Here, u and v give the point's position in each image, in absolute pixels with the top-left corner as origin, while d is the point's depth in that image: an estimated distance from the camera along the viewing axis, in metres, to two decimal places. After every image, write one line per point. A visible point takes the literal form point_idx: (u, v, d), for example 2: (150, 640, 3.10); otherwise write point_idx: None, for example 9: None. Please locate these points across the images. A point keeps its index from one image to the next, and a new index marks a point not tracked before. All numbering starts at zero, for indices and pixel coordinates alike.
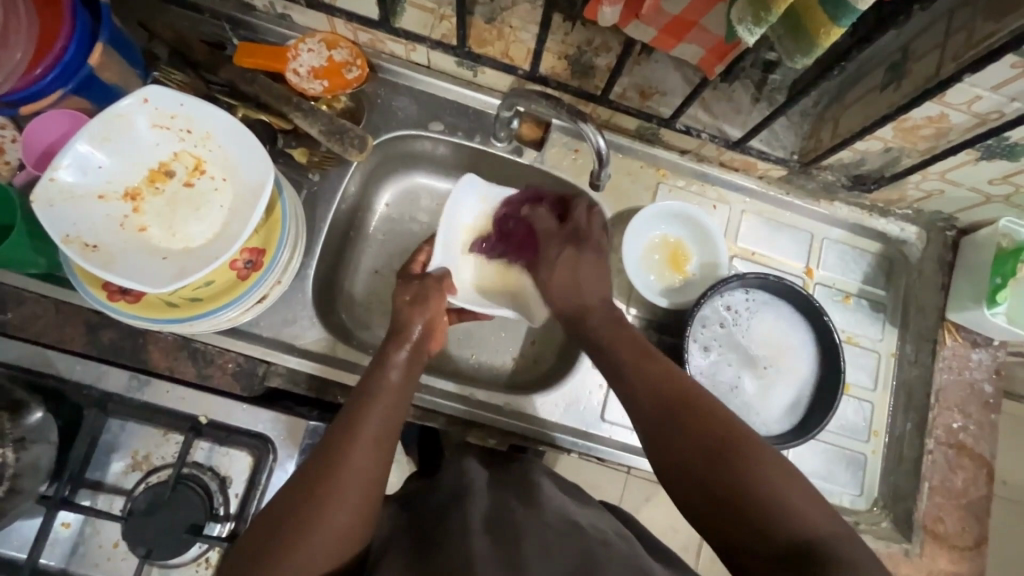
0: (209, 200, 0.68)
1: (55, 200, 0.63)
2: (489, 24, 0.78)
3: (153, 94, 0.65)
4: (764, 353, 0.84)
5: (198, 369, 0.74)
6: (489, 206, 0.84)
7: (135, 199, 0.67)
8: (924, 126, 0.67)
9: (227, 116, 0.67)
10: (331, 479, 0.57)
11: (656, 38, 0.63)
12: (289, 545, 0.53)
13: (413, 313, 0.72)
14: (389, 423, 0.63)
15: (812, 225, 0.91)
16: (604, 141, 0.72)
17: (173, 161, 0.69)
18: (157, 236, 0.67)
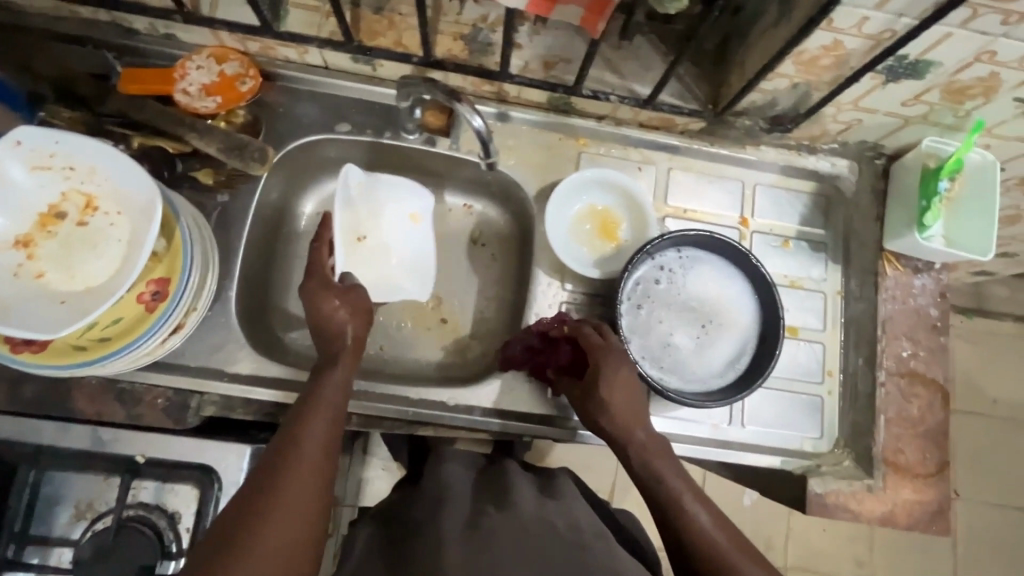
0: (103, 236, 0.66)
1: None
2: (377, 14, 0.77)
3: (25, 136, 0.63)
4: (701, 308, 0.83)
5: (127, 411, 0.73)
6: (363, 197, 0.85)
7: (27, 245, 0.65)
8: (822, 56, 0.65)
9: (105, 146, 0.64)
10: (279, 499, 0.56)
11: (531, 4, 0.60)
12: (236, 560, 0.51)
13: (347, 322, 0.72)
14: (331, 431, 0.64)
15: (742, 173, 0.89)
16: (480, 120, 0.70)
17: (62, 202, 0.66)
18: (55, 281, 0.65)
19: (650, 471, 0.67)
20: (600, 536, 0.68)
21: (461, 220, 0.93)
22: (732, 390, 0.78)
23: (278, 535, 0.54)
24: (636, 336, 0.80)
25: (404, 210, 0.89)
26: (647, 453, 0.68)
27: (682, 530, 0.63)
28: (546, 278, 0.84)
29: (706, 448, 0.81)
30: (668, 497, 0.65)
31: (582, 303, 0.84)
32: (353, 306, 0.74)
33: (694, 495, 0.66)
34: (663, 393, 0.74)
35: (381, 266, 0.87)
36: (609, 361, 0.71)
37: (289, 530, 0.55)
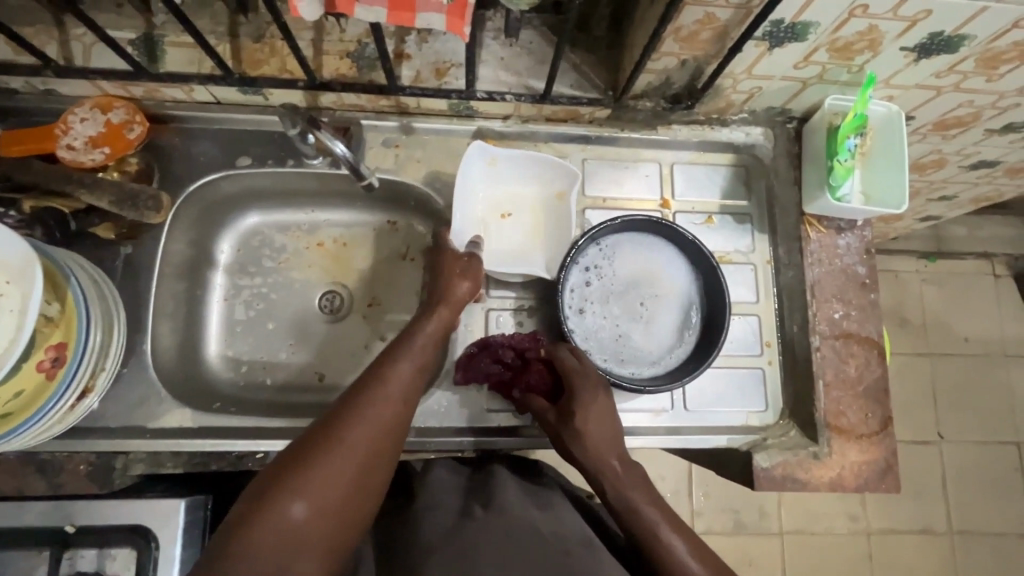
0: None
1: None
2: (258, 43, 0.76)
3: None
4: (643, 291, 0.81)
5: (51, 481, 0.71)
6: (496, 168, 0.83)
7: None
8: (700, 31, 0.64)
9: None
10: (364, 416, 0.59)
11: (390, 16, 0.58)
12: (305, 472, 0.54)
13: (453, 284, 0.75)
14: (418, 381, 0.66)
15: (658, 154, 0.87)
16: (342, 149, 0.73)
17: None
18: None
19: (625, 504, 0.65)
20: (584, 542, 0.60)
21: (385, 238, 0.92)
22: (692, 365, 0.77)
23: (357, 442, 0.57)
24: (583, 336, 0.79)
25: (546, 189, 0.85)
26: (622, 484, 0.66)
27: (657, 563, 0.61)
28: None
29: (654, 437, 0.79)
30: (643, 528, 0.63)
31: (512, 308, 0.82)
32: (470, 274, 0.76)
33: (673, 522, 0.64)
34: (623, 387, 0.74)
35: (514, 242, 0.85)
36: (587, 393, 0.70)
37: (366, 443, 0.58)
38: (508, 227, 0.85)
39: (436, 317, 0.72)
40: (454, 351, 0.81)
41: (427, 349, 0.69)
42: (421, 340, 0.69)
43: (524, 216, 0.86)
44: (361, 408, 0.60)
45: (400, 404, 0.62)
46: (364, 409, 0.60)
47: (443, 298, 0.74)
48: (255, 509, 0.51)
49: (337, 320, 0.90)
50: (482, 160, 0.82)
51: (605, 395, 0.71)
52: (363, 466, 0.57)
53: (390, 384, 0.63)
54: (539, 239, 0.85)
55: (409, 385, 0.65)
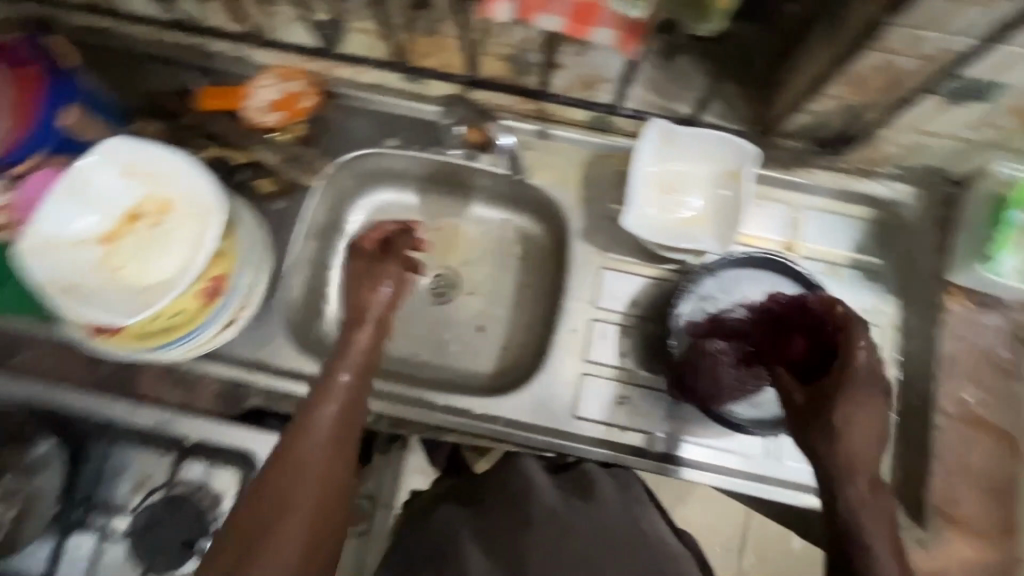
0: (175, 236, 0.72)
1: (38, 251, 0.69)
2: (429, 37, 0.82)
3: (112, 147, 0.70)
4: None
5: (183, 394, 0.80)
6: (669, 148, 0.79)
7: (111, 241, 0.72)
8: (875, 78, 0.63)
9: (181, 156, 0.71)
10: (307, 471, 0.60)
11: (567, 28, 0.61)
12: (271, 540, 0.56)
13: (371, 297, 0.71)
14: (332, 432, 0.63)
15: (789, 195, 0.84)
16: (509, 140, 0.83)
17: (143, 205, 0.73)
18: (132, 274, 0.72)
19: (852, 532, 0.55)
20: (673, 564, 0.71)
21: (500, 234, 0.96)
22: None
23: (300, 500, 0.59)
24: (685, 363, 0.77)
25: (718, 168, 0.80)
26: (861, 508, 0.56)
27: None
28: (579, 292, 0.83)
29: (740, 480, 0.78)
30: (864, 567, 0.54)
31: (619, 323, 0.83)
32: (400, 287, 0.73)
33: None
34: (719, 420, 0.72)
35: (682, 220, 0.80)
36: (862, 397, 0.59)
37: (308, 500, 0.59)
38: (678, 205, 0.80)
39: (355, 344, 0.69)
40: (552, 354, 0.81)
41: (349, 385, 0.66)
42: (352, 352, 0.68)
43: (693, 196, 0.81)
44: (273, 465, 0.60)
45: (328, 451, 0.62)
46: (292, 471, 0.60)
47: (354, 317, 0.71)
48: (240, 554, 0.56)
49: (441, 304, 0.94)
50: (659, 137, 0.78)
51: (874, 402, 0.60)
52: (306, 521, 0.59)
53: (304, 437, 0.62)
54: (706, 221, 0.80)
55: (332, 430, 0.63)
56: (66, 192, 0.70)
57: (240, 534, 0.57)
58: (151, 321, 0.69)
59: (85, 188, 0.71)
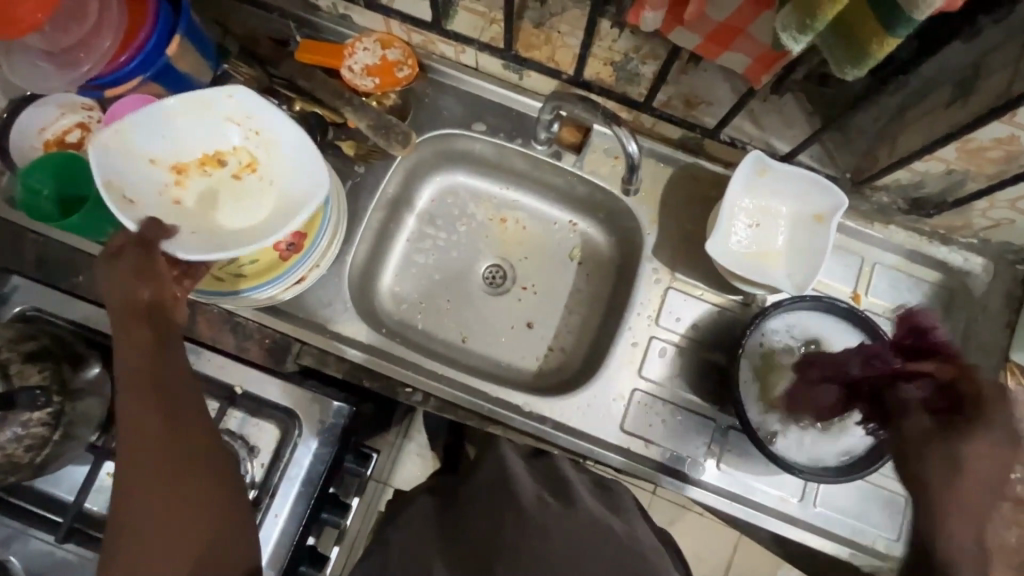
0: (251, 198, 0.73)
1: (114, 147, 0.67)
2: (537, 28, 0.78)
3: (241, 94, 0.69)
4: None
5: (238, 341, 0.79)
6: (764, 181, 0.79)
7: (181, 173, 0.72)
8: (991, 148, 0.63)
9: (300, 133, 0.69)
10: (138, 473, 0.56)
11: (699, 46, 0.61)
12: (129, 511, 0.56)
13: (136, 295, 0.60)
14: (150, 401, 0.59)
15: (864, 248, 0.85)
16: (635, 148, 0.76)
17: (230, 153, 0.74)
18: (191, 212, 0.72)
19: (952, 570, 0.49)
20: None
21: (564, 236, 0.95)
22: (852, 467, 0.73)
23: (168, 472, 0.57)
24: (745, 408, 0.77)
25: (806, 209, 0.79)
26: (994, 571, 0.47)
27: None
28: (642, 306, 0.84)
29: (768, 516, 0.78)
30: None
31: (677, 344, 0.83)
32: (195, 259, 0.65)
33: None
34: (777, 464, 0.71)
35: (761, 253, 0.80)
36: (981, 446, 0.53)
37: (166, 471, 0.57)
38: (759, 239, 0.81)
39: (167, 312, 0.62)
40: (609, 363, 0.82)
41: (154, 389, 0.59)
42: (144, 360, 0.59)
43: (776, 232, 0.81)
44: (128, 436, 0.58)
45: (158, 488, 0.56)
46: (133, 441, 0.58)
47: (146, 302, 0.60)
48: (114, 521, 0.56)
49: (495, 293, 0.94)
50: (753, 168, 0.77)
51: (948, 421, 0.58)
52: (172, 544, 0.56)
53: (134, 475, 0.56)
54: (781, 259, 0.80)
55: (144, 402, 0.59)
56: (171, 108, 0.69)
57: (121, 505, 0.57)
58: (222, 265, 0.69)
59: (189, 113, 0.70)
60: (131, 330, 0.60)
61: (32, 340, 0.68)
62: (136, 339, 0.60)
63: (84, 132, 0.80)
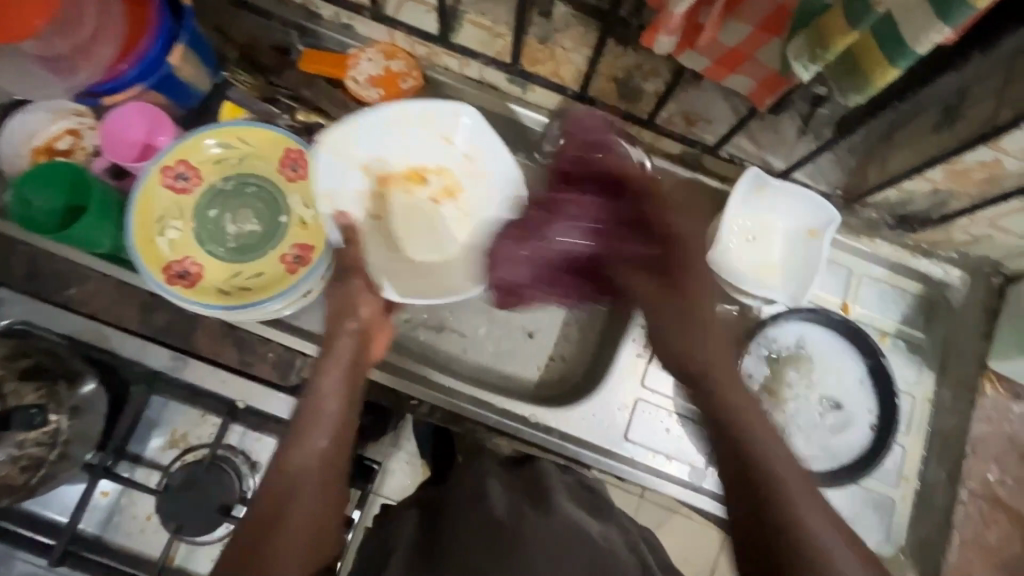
0: (447, 225, 0.80)
1: (334, 145, 0.74)
2: (542, 44, 0.79)
3: (467, 114, 0.77)
4: (831, 395, 0.81)
5: (241, 356, 0.77)
6: (761, 199, 0.82)
7: (386, 183, 0.78)
8: (976, 170, 0.66)
9: (512, 173, 0.78)
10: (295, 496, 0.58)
11: (708, 68, 0.63)
12: (280, 528, 0.56)
13: (342, 323, 0.68)
14: (331, 438, 0.63)
15: (852, 261, 0.88)
16: (650, 165, 0.79)
17: (435, 173, 0.80)
18: (391, 229, 0.78)
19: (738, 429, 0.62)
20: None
21: None
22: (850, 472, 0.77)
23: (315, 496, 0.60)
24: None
25: (799, 225, 0.83)
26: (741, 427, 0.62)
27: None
28: (645, 317, 0.86)
29: None
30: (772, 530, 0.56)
31: None
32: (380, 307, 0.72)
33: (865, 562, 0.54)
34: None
35: (760, 265, 0.83)
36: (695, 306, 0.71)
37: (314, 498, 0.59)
38: (757, 253, 0.84)
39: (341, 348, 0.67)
40: (609, 371, 0.85)
41: (339, 410, 0.64)
42: (335, 375, 0.66)
43: (773, 246, 0.84)
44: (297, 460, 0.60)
45: (323, 487, 0.60)
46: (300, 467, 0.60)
47: (340, 324, 0.68)
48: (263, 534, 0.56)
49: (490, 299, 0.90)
50: (752, 186, 0.80)
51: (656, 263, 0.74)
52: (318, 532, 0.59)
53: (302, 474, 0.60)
54: (778, 273, 0.83)
55: (326, 439, 0.62)
56: (386, 118, 0.75)
57: (263, 518, 0.57)
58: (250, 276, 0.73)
59: (407, 126, 0.77)
60: (332, 347, 0.67)
61: (26, 357, 0.65)
62: (333, 356, 0.67)
63: (76, 137, 0.78)
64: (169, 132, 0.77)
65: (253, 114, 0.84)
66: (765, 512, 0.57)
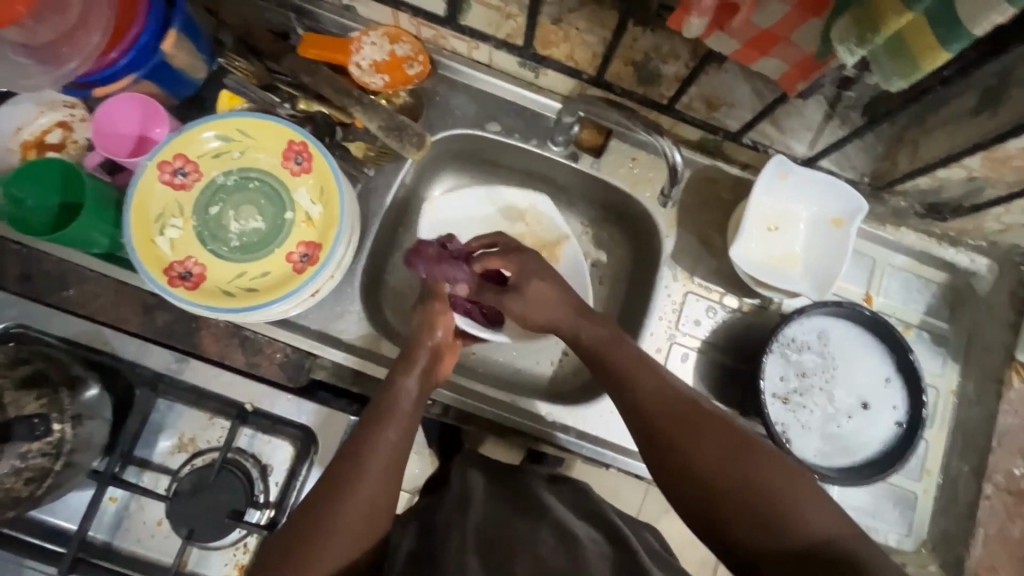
0: None
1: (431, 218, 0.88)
2: (555, 25, 0.73)
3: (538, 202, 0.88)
4: (855, 392, 0.79)
5: (248, 357, 0.75)
6: (785, 188, 0.79)
7: None
8: (1016, 157, 0.63)
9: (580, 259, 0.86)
10: (343, 490, 0.58)
11: (737, 51, 0.59)
12: (327, 523, 0.56)
13: (426, 336, 0.72)
14: (395, 448, 0.62)
15: (876, 250, 0.86)
16: (679, 157, 0.73)
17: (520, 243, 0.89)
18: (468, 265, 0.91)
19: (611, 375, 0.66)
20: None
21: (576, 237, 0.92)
22: (876, 468, 0.75)
23: (364, 491, 0.59)
24: (776, 424, 0.77)
25: (824, 213, 0.79)
26: (622, 371, 0.65)
27: (854, 560, 0.50)
28: (662, 310, 0.83)
29: None
30: (726, 502, 0.56)
31: (700, 351, 0.83)
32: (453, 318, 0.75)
33: (828, 512, 0.54)
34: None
35: (783, 257, 0.80)
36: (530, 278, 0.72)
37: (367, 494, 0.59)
38: (780, 244, 0.81)
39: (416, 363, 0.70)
40: None
41: (411, 410, 0.66)
42: (409, 385, 0.67)
43: (797, 236, 0.81)
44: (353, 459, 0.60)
45: (384, 477, 0.60)
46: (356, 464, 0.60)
47: (421, 347, 0.71)
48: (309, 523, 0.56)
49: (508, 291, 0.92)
50: (775, 174, 0.77)
51: (560, 295, 0.71)
52: (370, 518, 0.58)
53: (370, 458, 0.60)
54: (801, 265, 0.80)
55: (391, 454, 0.62)
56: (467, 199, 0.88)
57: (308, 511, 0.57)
58: (252, 278, 0.70)
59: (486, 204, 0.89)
60: (412, 361, 0.70)
61: (25, 365, 0.63)
62: (412, 366, 0.69)
63: (66, 131, 0.74)
64: (165, 124, 0.73)
65: (251, 103, 0.79)
66: (667, 455, 0.60)
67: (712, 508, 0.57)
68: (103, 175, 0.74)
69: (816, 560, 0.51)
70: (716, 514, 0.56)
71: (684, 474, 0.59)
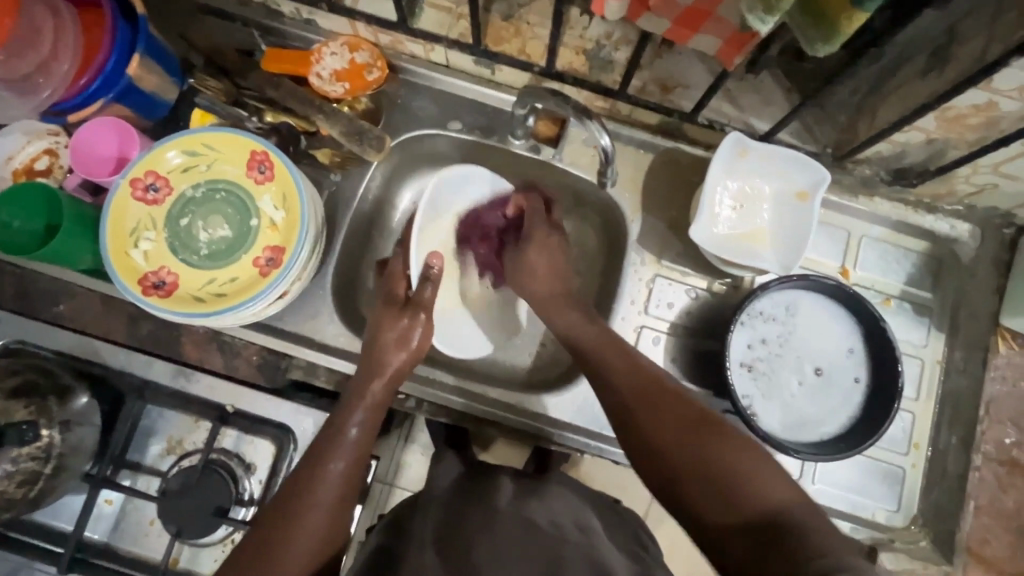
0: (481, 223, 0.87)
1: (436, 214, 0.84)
2: (506, 21, 0.77)
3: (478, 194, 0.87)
4: (816, 362, 0.78)
5: (227, 361, 0.80)
6: (744, 163, 0.78)
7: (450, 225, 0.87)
8: (970, 115, 0.62)
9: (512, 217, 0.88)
10: (294, 509, 0.60)
11: (670, 30, 0.59)
12: (283, 538, 0.58)
13: (393, 354, 0.72)
14: (351, 464, 0.64)
15: (850, 222, 0.84)
16: (606, 139, 0.73)
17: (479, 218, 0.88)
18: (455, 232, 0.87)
19: (582, 353, 0.70)
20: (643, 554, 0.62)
21: None
22: (846, 444, 0.74)
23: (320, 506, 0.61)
24: (742, 397, 0.77)
25: (788, 187, 0.78)
26: (594, 349, 0.69)
27: (800, 529, 0.49)
28: (632, 294, 0.83)
29: None
30: (682, 471, 0.56)
31: (674, 333, 0.83)
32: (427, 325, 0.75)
33: (786, 490, 0.53)
34: (777, 448, 0.70)
35: (745, 230, 0.80)
36: (536, 251, 0.80)
37: (323, 510, 0.61)
38: (744, 216, 0.80)
39: (374, 385, 0.70)
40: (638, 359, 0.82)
41: (365, 435, 0.66)
42: (371, 400, 0.69)
43: (758, 211, 0.80)
44: (310, 473, 0.62)
45: (341, 494, 0.62)
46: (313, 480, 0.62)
47: (377, 373, 0.71)
48: (268, 535, 0.58)
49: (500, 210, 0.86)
50: (733, 150, 0.77)
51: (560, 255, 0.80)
52: (325, 542, 0.60)
53: (323, 481, 0.62)
54: (766, 240, 0.79)
55: (346, 476, 0.63)
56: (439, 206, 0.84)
57: (266, 527, 0.59)
58: (221, 284, 0.73)
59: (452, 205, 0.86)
60: (367, 387, 0.70)
61: (15, 376, 0.67)
62: (383, 371, 0.71)
63: (52, 156, 0.79)
64: (138, 144, 0.77)
65: (222, 119, 0.81)
66: (634, 425, 0.62)
67: (668, 477, 0.57)
68: (86, 196, 0.79)
69: (763, 527, 0.51)
70: (676, 483, 0.57)
71: (645, 446, 0.60)
